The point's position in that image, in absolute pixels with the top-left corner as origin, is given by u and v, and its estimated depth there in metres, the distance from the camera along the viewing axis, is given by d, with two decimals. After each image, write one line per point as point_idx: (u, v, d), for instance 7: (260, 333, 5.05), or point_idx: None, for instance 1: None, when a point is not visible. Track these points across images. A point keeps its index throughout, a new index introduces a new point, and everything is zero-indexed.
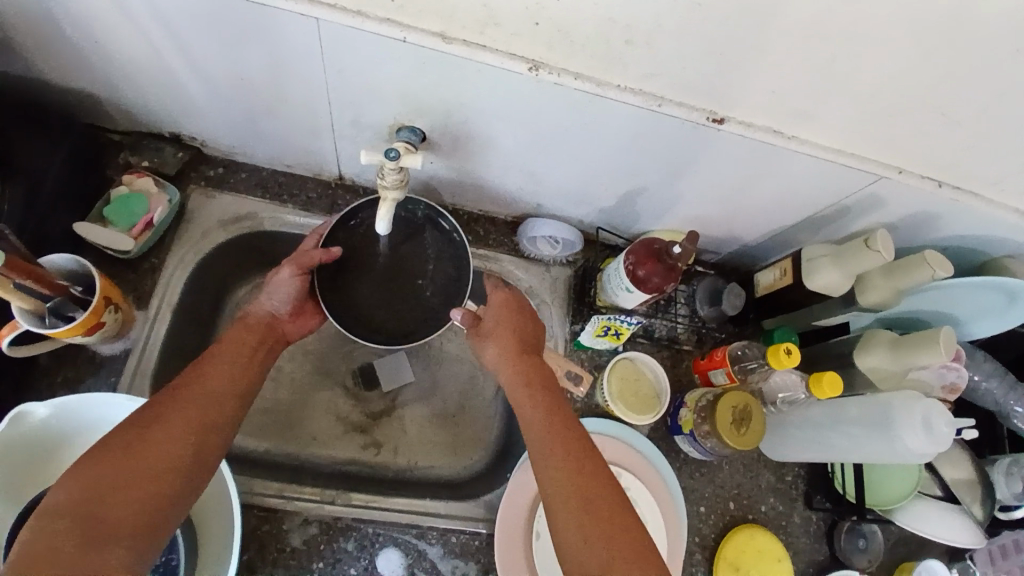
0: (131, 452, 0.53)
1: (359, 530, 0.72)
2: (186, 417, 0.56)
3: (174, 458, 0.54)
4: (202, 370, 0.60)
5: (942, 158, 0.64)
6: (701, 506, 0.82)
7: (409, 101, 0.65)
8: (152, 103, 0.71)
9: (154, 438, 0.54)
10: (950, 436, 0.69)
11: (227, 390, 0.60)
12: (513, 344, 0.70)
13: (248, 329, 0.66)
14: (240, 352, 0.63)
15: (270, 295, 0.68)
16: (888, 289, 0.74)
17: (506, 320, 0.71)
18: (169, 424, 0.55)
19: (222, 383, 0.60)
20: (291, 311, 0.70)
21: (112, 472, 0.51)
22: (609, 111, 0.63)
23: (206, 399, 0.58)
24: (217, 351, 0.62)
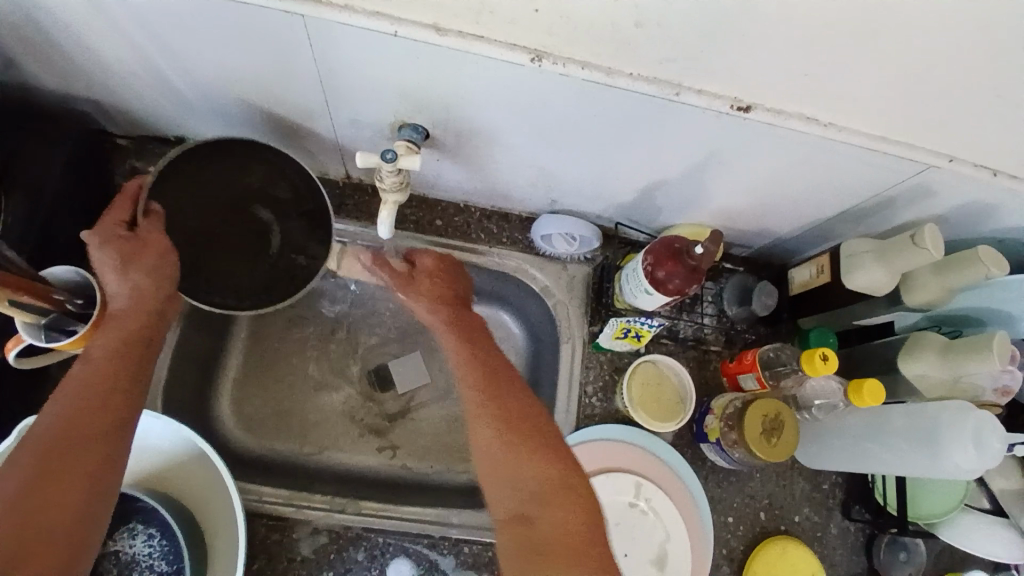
0: (32, 480, 0.48)
1: (369, 540, 0.71)
2: (83, 425, 0.51)
3: (80, 460, 0.50)
4: (91, 369, 0.54)
5: (1002, 144, 0.57)
6: (729, 517, 0.77)
7: (407, 97, 0.62)
8: (151, 107, 0.69)
9: (55, 451, 0.49)
10: (1002, 452, 0.62)
11: (120, 378, 0.55)
12: (443, 297, 0.69)
13: (117, 318, 0.58)
14: (121, 344, 0.57)
15: (140, 272, 0.60)
16: (937, 288, 0.67)
17: (432, 277, 0.70)
18: (61, 434, 0.50)
19: (120, 371, 0.55)
20: (117, 275, 0.59)
21: (14, 504, 0.46)
22: (621, 102, 0.58)
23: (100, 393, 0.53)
24: (93, 351, 0.56)
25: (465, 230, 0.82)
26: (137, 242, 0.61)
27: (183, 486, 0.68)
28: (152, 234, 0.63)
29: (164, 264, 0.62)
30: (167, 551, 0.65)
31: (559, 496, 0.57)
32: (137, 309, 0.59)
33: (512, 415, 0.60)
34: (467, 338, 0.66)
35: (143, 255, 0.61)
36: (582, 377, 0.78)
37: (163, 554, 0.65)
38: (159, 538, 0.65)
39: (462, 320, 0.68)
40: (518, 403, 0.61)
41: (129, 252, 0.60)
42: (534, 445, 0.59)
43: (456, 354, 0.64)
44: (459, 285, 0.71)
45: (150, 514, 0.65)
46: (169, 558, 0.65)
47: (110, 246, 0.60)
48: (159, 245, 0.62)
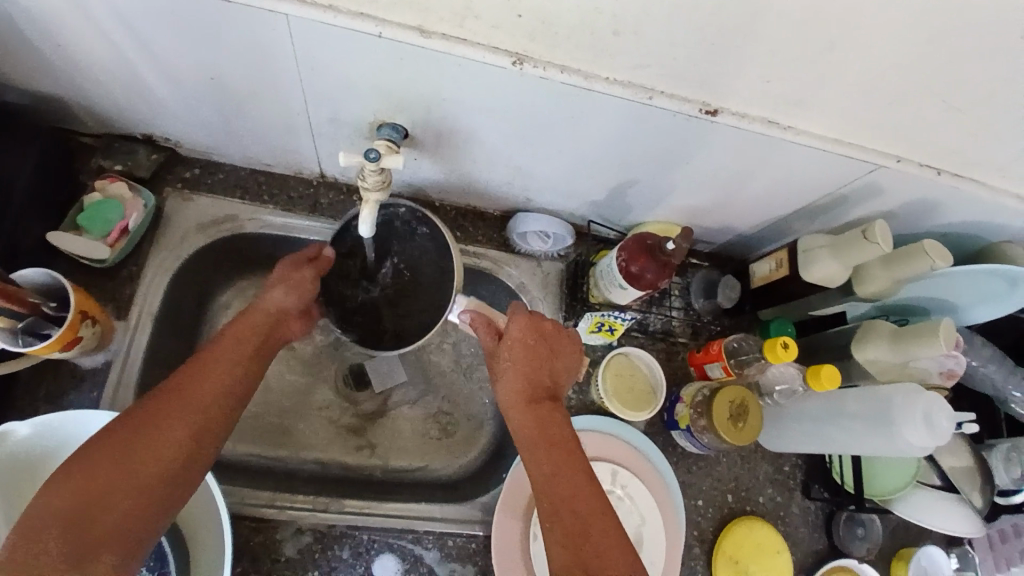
0: (118, 458, 0.52)
1: (353, 538, 0.71)
2: (174, 422, 0.55)
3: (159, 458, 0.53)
4: (208, 368, 0.58)
5: (941, 145, 0.62)
6: (699, 500, 0.81)
7: (389, 98, 0.63)
8: (120, 105, 0.68)
9: (147, 444, 0.53)
10: (950, 431, 0.68)
11: (221, 390, 0.58)
12: (544, 358, 0.65)
13: (249, 323, 0.63)
14: (242, 351, 0.61)
15: (291, 298, 0.65)
16: (888, 279, 0.72)
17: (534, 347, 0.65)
18: (162, 427, 0.54)
19: (228, 384, 0.59)
20: (286, 293, 0.65)
21: (94, 482, 0.50)
22: (598, 104, 0.60)
23: (196, 400, 0.56)
24: (226, 346, 0.61)
25: (441, 229, 0.83)
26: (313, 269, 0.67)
27: None
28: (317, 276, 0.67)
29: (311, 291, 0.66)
30: (146, 557, 0.64)
31: (572, 466, 0.59)
32: (265, 321, 0.64)
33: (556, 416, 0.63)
34: (529, 380, 0.64)
35: (302, 284, 0.66)
36: None
37: (145, 560, 0.64)
38: None
39: (541, 414, 0.63)
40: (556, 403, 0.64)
41: (296, 283, 0.65)
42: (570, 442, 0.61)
43: (521, 363, 0.64)
44: (560, 334, 0.67)
45: None
46: (151, 564, 0.64)
47: (296, 275, 0.66)
48: (315, 293, 0.67)
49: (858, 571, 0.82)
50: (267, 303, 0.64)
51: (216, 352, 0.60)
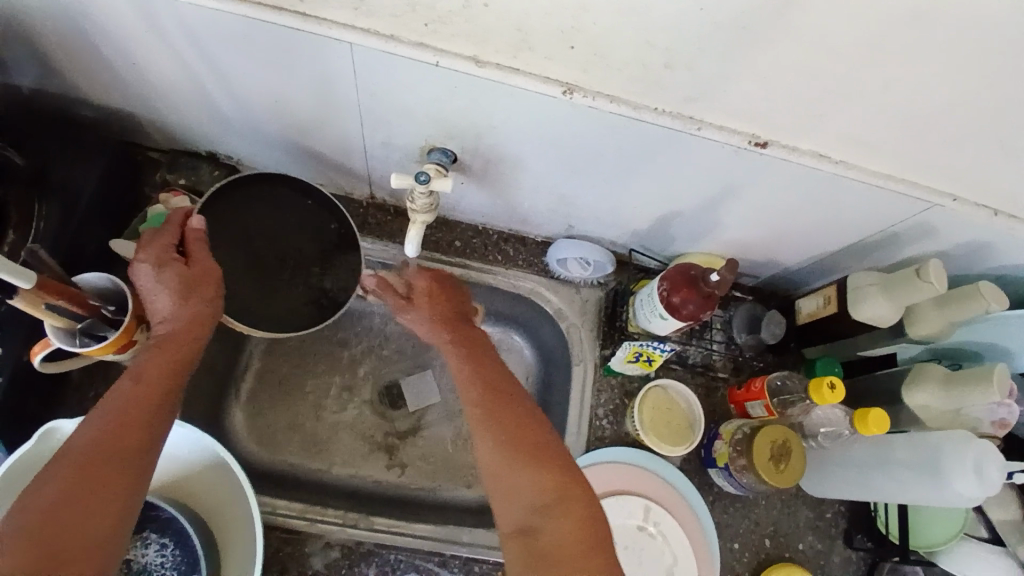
0: (57, 516, 0.46)
1: (381, 556, 0.71)
2: (111, 462, 0.49)
3: (99, 505, 0.47)
4: (128, 389, 0.52)
5: (1002, 187, 0.60)
6: (735, 543, 0.78)
7: (441, 123, 0.64)
8: (187, 121, 0.72)
9: (71, 484, 0.47)
10: (1001, 482, 0.64)
11: (139, 406, 0.52)
12: (445, 315, 0.70)
13: (174, 341, 0.57)
14: (162, 366, 0.55)
15: (197, 300, 0.59)
16: (941, 320, 0.69)
17: (431, 297, 0.72)
18: (80, 464, 0.48)
19: (150, 397, 0.53)
20: (172, 294, 0.58)
21: (29, 545, 0.44)
22: (646, 136, 0.61)
23: (128, 431, 0.50)
24: (144, 368, 0.54)
25: (482, 251, 0.84)
26: (193, 268, 0.60)
27: (200, 492, 0.69)
28: (204, 259, 0.62)
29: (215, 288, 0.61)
30: (179, 561, 0.65)
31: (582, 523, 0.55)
32: (186, 333, 0.58)
33: (525, 441, 0.58)
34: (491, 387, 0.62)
35: (183, 274, 0.59)
36: (593, 399, 0.80)
37: (175, 564, 0.65)
38: (171, 547, 0.66)
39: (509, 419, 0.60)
40: (528, 425, 0.60)
41: (185, 278, 0.59)
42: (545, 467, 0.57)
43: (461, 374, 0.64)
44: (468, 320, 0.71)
45: (164, 523, 0.66)
46: (181, 568, 0.65)
47: (167, 270, 0.59)
48: (213, 271, 0.61)
49: None
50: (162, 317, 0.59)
51: (134, 376, 0.53)
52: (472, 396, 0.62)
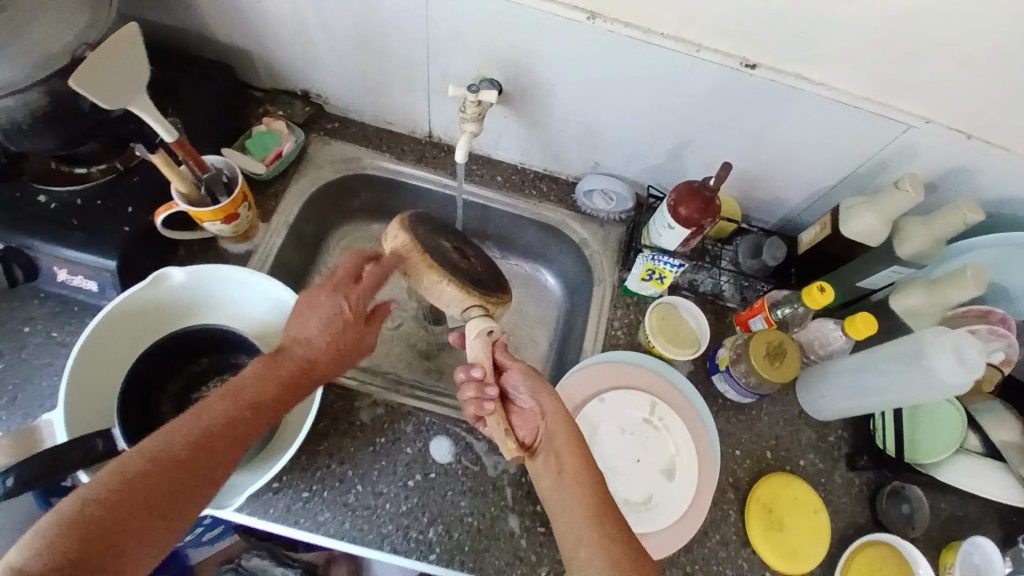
0: (142, 495, 0.53)
1: (418, 418, 0.81)
2: (205, 462, 0.57)
3: (177, 496, 0.54)
4: (243, 400, 0.61)
5: (969, 107, 0.70)
6: (736, 450, 0.85)
7: (491, 54, 0.80)
8: (291, 61, 0.90)
9: (153, 499, 0.53)
10: (983, 365, 0.68)
11: (237, 444, 0.59)
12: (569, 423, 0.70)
13: (286, 367, 0.66)
14: (274, 387, 0.64)
15: (323, 320, 0.69)
16: (927, 237, 0.76)
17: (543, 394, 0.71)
18: (180, 471, 0.55)
19: (247, 429, 0.60)
20: (326, 322, 0.69)
21: (118, 513, 0.51)
22: (656, 62, 0.74)
23: (229, 437, 0.59)
24: (261, 380, 0.64)
25: (521, 186, 0.98)
26: (355, 305, 0.70)
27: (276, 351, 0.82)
28: (365, 301, 0.72)
29: (346, 335, 0.70)
30: None
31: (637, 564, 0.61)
32: (304, 356, 0.67)
33: (605, 512, 0.64)
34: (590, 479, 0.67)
35: (344, 284, 0.71)
36: (610, 314, 0.91)
37: None
38: None
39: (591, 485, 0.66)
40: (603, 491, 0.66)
41: (335, 304, 0.69)
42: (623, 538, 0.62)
43: (568, 458, 0.68)
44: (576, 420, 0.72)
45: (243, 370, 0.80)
46: None
47: (339, 293, 0.70)
48: (364, 321, 0.71)
49: (898, 544, 0.80)
50: (302, 339, 0.68)
51: (246, 387, 0.62)
52: (574, 474, 0.67)
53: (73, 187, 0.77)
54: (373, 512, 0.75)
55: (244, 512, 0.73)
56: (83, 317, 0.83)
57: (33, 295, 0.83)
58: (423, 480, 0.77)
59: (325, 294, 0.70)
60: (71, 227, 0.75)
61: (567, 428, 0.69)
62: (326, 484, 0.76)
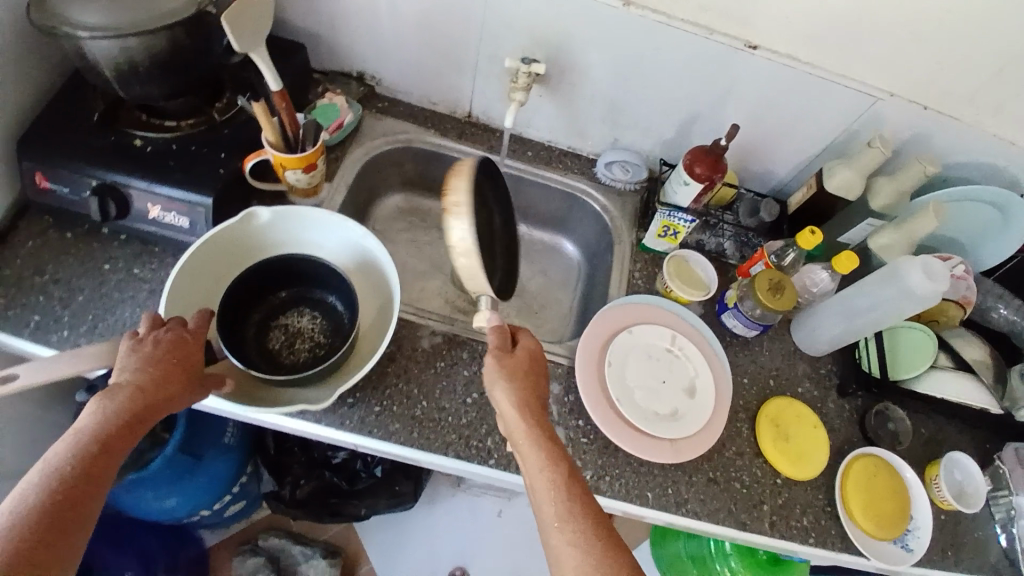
0: (7, 558, 0.50)
1: (472, 345, 0.91)
2: (60, 504, 0.55)
3: (44, 541, 0.52)
4: (84, 442, 0.59)
5: (921, 84, 0.89)
6: (745, 378, 0.98)
7: (536, 36, 0.95)
8: (355, 46, 1.03)
9: (22, 559, 0.51)
10: (947, 278, 0.84)
11: (101, 477, 0.59)
12: (529, 390, 0.75)
13: (131, 396, 0.64)
14: (114, 419, 0.62)
15: (157, 351, 0.68)
16: (894, 190, 0.93)
17: (526, 363, 0.77)
18: (39, 522, 0.53)
19: (97, 466, 0.59)
20: (153, 350, 0.68)
21: None
22: (675, 42, 0.91)
23: (80, 477, 0.57)
24: (96, 418, 0.61)
25: (548, 160, 1.12)
26: (184, 333, 0.72)
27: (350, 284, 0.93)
28: (192, 325, 0.74)
29: (184, 357, 0.70)
30: (324, 328, 0.91)
31: (604, 535, 0.62)
32: (147, 383, 0.65)
33: (566, 482, 0.66)
34: (552, 458, 0.68)
35: (161, 324, 0.72)
36: (631, 266, 1.04)
37: (320, 330, 0.91)
38: (321, 320, 0.92)
39: (554, 464, 0.67)
40: (564, 462, 0.68)
41: (161, 338, 0.70)
42: (586, 512, 0.64)
43: (532, 445, 0.69)
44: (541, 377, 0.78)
45: (317, 303, 0.93)
46: (324, 334, 0.91)
47: (158, 329, 0.71)
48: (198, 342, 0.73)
49: (886, 456, 0.93)
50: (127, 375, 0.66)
51: (83, 433, 0.60)
52: (536, 455, 0.68)
53: (169, 135, 0.87)
54: (438, 424, 0.84)
55: (322, 423, 0.80)
56: (163, 257, 0.89)
57: (112, 239, 0.90)
58: (481, 397, 0.87)
59: (150, 332, 0.70)
60: (170, 168, 0.84)
61: (540, 421, 0.72)
62: (395, 399, 0.84)
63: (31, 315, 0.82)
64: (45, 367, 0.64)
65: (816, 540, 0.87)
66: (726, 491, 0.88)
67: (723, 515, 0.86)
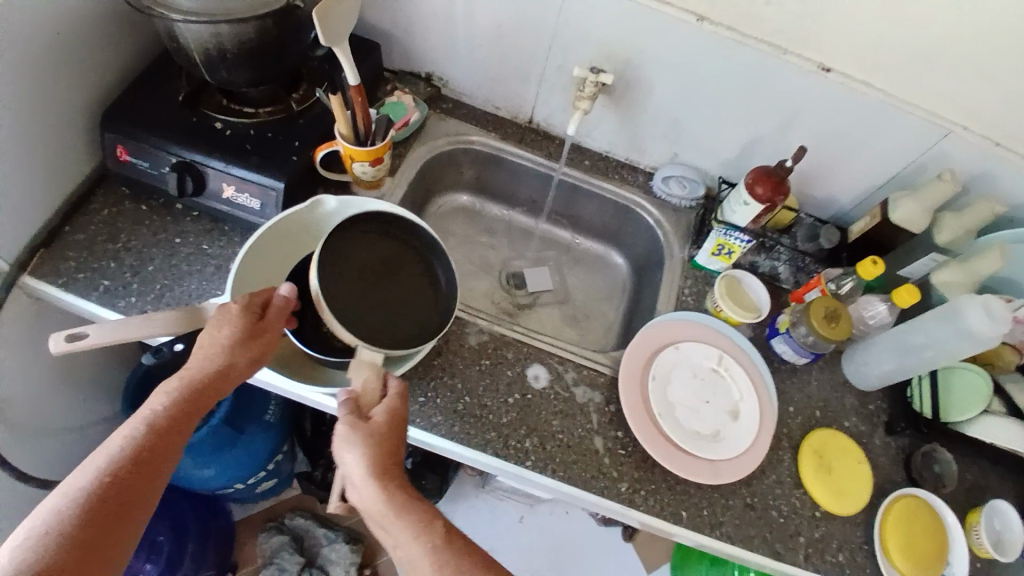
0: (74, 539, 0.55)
1: (517, 347, 0.92)
2: (126, 489, 0.59)
3: (108, 523, 0.57)
4: (154, 428, 0.62)
5: (1002, 121, 0.86)
6: (790, 406, 0.95)
7: (605, 47, 0.95)
8: (427, 48, 1.06)
9: (89, 541, 0.56)
10: (1007, 320, 0.81)
11: (164, 461, 0.62)
12: (384, 455, 0.65)
13: (200, 385, 0.66)
14: (183, 407, 0.65)
15: (232, 341, 0.69)
16: (959, 227, 0.91)
17: (385, 428, 0.67)
18: (107, 505, 0.57)
19: (163, 451, 0.62)
20: (231, 338, 0.69)
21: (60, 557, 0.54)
22: (746, 62, 0.90)
23: (145, 464, 0.61)
24: (166, 406, 0.64)
25: (604, 171, 1.13)
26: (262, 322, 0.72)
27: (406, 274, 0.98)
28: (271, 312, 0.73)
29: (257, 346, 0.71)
30: None
31: None
32: (218, 374, 0.68)
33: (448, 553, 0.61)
34: (424, 538, 0.61)
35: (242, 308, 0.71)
36: (681, 282, 1.04)
37: None
38: None
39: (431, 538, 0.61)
40: (445, 529, 0.62)
41: (238, 326, 0.70)
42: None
43: (391, 517, 0.62)
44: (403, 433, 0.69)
45: None
46: None
47: (238, 316, 0.70)
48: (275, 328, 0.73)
49: (933, 503, 0.89)
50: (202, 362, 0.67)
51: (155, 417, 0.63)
52: (405, 536, 0.61)
53: (247, 120, 0.91)
54: (478, 420, 0.85)
55: None
56: (229, 236, 0.93)
57: (185, 214, 0.94)
58: (522, 398, 0.88)
59: (229, 317, 0.70)
60: (245, 151, 0.88)
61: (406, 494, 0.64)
62: (439, 392, 0.86)
63: (104, 280, 0.86)
64: (121, 326, 0.67)
65: None
66: (762, 518, 0.86)
67: (757, 542, 0.84)
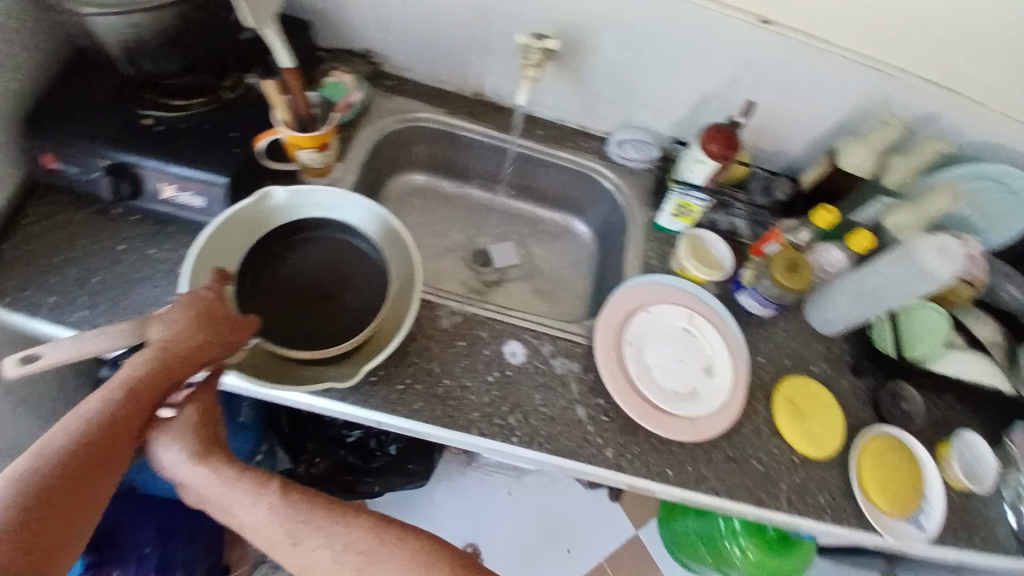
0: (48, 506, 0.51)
1: (490, 326, 0.91)
2: (101, 457, 0.55)
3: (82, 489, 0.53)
4: (127, 398, 0.58)
5: (939, 62, 0.88)
6: (762, 358, 0.98)
7: (548, 11, 0.93)
8: (364, 24, 1.01)
9: (61, 506, 0.51)
10: (961, 257, 0.84)
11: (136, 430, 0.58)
12: (208, 444, 0.64)
13: (177, 357, 0.62)
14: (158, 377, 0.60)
15: (199, 319, 0.64)
16: (906, 168, 0.94)
17: (200, 418, 0.65)
18: (82, 471, 0.53)
19: (138, 419, 0.58)
20: (197, 315, 0.65)
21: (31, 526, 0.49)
22: (690, 18, 0.89)
23: (119, 433, 0.57)
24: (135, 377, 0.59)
25: (559, 140, 1.11)
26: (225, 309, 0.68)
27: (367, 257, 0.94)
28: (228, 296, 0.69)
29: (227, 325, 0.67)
30: None
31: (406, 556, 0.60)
32: (194, 347, 0.63)
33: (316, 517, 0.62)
34: (274, 508, 0.62)
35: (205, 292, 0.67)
36: (645, 246, 1.04)
37: None
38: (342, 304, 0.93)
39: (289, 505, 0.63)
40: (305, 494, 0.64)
41: (203, 308, 0.66)
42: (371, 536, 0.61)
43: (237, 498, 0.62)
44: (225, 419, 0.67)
45: None
46: None
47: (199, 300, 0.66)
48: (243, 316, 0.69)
49: (898, 434, 0.94)
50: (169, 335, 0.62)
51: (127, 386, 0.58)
52: (255, 513, 0.61)
53: (179, 114, 0.86)
54: (459, 403, 0.84)
55: (344, 401, 0.80)
56: (178, 239, 0.89)
57: (127, 220, 0.89)
58: (501, 376, 0.87)
59: (197, 299, 0.66)
60: (183, 147, 0.83)
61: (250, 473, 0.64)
62: (417, 378, 0.84)
63: (46, 298, 0.81)
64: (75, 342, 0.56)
65: (833, 518, 0.88)
66: (744, 469, 0.88)
67: (742, 493, 0.87)
